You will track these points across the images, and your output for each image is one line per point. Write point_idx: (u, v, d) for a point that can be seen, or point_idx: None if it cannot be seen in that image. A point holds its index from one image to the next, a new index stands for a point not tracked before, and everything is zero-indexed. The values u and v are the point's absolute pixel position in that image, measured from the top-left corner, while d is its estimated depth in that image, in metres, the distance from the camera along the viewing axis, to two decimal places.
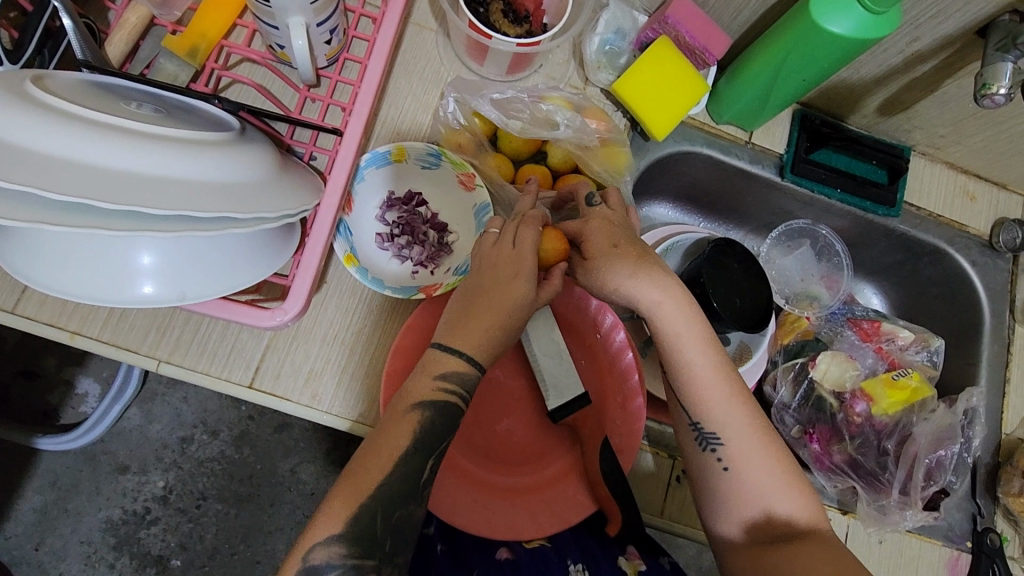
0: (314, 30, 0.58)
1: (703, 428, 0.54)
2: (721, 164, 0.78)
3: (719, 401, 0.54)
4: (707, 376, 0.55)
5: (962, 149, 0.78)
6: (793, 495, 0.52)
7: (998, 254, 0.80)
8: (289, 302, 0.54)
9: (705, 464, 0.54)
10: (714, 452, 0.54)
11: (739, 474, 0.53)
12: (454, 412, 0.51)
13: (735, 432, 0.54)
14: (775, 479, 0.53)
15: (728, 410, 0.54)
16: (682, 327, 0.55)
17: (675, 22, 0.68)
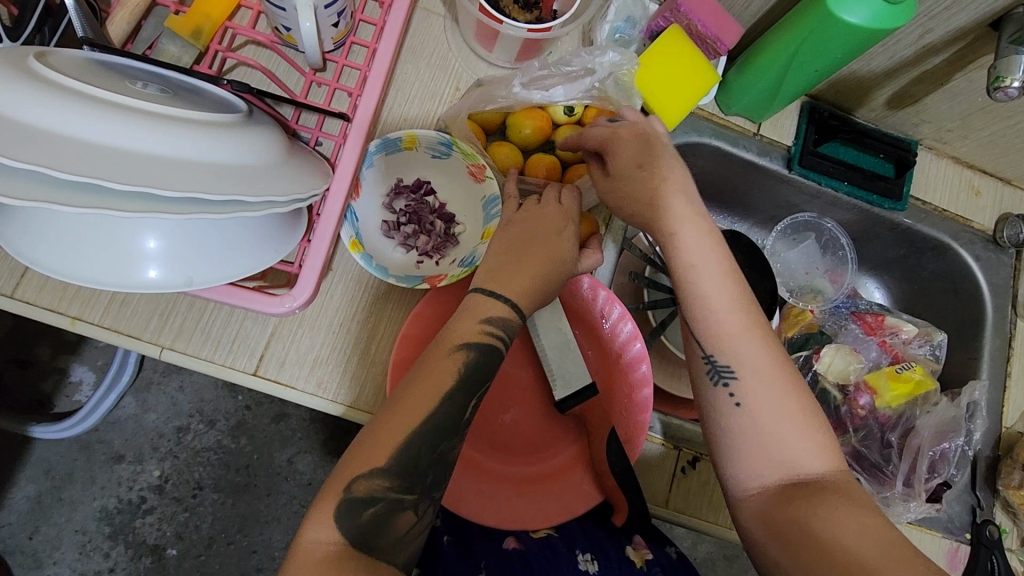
0: (322, 12, 0.57)
1: (716, 360, 0.51)
2: (727, 156, 0.78)
3: (735, 332, 0.51)
4: (723, 303, 0.51)
5: (969, 144, 0.78)
6: (811, 440, 0.48)
7: (1002, 249, 0.80)
8: (297, 289, 0.54)
9: (716, 400, 0.51)
10: (726, 387, 0.50)
11: (752, 412, 0.49)
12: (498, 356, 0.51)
13: (750, 365, 0.50)
14: (793, 420, 0.49)
15: (746, 343, 0.51)
16: (695, 249, 0.52)
17: (688, 10, 0.67)
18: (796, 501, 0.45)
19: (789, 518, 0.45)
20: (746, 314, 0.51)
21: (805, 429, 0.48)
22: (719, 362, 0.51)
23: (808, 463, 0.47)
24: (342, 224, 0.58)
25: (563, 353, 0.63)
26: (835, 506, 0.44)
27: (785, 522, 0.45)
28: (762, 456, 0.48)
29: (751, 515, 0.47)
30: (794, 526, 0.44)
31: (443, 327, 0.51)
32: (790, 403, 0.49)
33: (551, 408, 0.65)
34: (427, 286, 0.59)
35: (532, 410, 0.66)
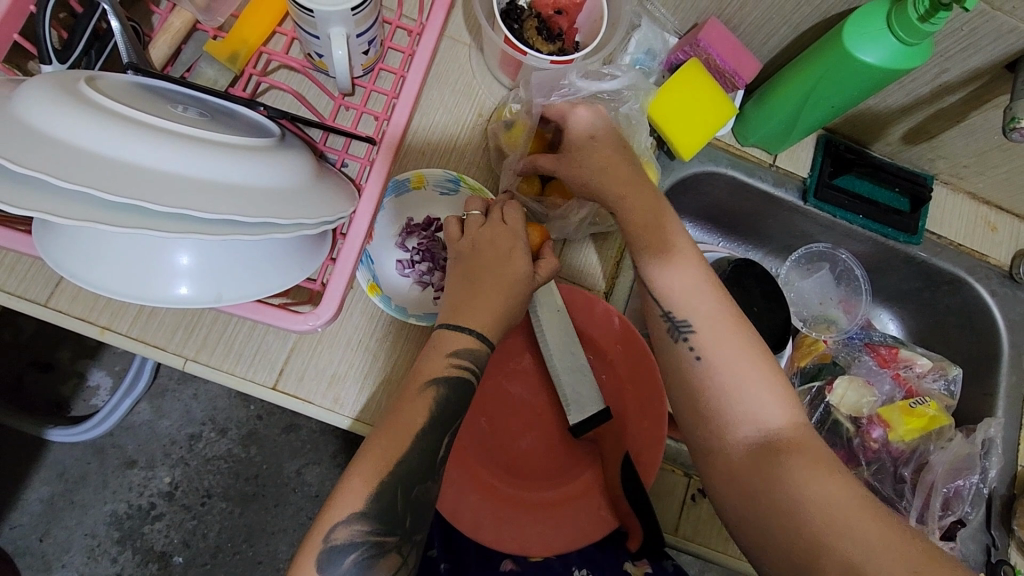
0: (354, 41, 0.59)
1: (674, 316, 0.54)
2: (743, 186, 0.79)
3: (688, 289, 0.54)
4: (674, 262, 0.55)
5: (985, 180, 0.79)
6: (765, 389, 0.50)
7: (1019, 286, 0.80)
8: (321, 308, 0.55)
9: (677, 356, 0.53)
10: (686, 341, 0.53)
11: (711, 363, 0.51)
12: (467, 387, 0.53)
13: (702, 317, 0.53)
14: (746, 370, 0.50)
15: (698, 295, 0.54)
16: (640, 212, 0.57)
17: (707, 45, 0.68)
18: (768, 458, 0.47)
19: (762, 474, 0.47)
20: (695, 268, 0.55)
21: (762, 376, 0.50)
22: (675, 317, 0.54)
23: (772, 416, 0.49)
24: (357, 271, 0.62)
25: (578, 378, 0.63)
26: (802, 459, 0.46)
27: (755, 482, 0.47)
28: (726, 415, 0.50)
29: (718, 474, 0.49)
30: (762, 475, 0.47)
31: (416, 363, 0.53)
32: (744, 346, 0.52)
33: (565, 434, 0.66)
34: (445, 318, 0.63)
35: (546, 434, 0.66)
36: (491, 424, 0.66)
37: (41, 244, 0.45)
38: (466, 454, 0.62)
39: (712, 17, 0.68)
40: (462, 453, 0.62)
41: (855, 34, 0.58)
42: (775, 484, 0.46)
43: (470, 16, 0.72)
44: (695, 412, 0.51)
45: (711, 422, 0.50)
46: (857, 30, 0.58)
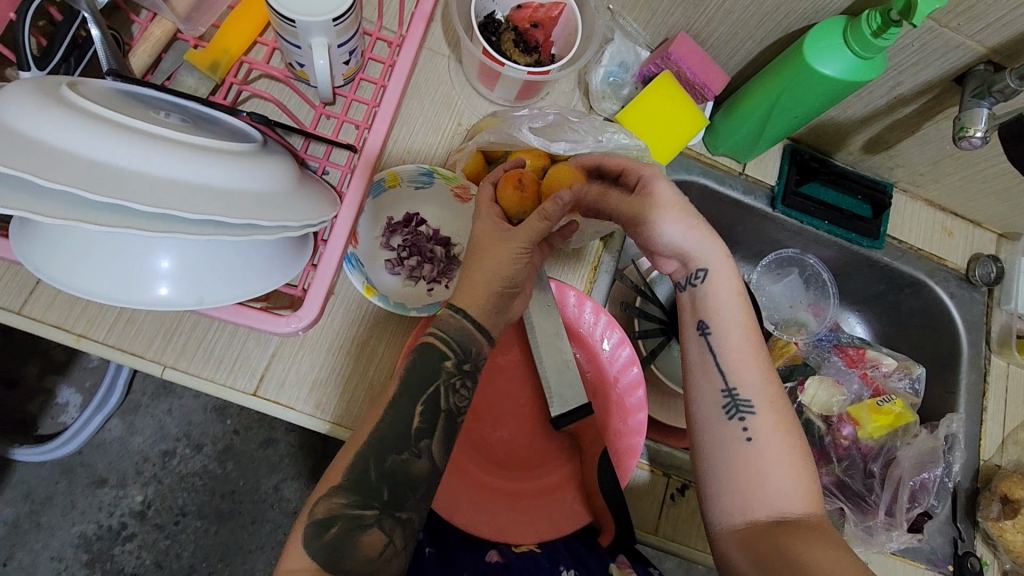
0: (335, 51, 0.61)
1: (736, 393, 0.54)
2: (714, 194, 0.82)
3: (751, 372, 0.54)
4: (743, 347, 0.55)
5: (941, 188, 0.83)
6: (800, 487, 0.50)
7: (975, 287, 0.85)
8: (303, 310, 0.56)
9: (728, 431, 0.53)
10: (741, 420, 0.53)
11: (761, 447, 0.52)
12: (433, 349, 0.53)
13: (765, 402, 0.53)
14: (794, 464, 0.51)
15: (761, 385, 0.54)
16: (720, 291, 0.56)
17: (678, 58, 0.71)
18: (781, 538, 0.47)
19: (770, 551, 0.46)
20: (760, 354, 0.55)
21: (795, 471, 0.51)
22: (737, 396, 0.54)
23: (793, 504, 0.50)
24: (351, 275, 0.61)
25: (562, 369, 0.65)
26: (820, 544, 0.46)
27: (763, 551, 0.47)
28: (761, 490, 0.50)
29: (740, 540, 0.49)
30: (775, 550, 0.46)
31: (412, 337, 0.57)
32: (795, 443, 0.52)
33: (546, 429, 0.67)
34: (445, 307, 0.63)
35: (529, 432, 0.67)
36: (479, 418, 0.67)
37: (19, 248, 0.45)
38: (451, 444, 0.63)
39: (681, 32, 0.71)
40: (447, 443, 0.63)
41: (815, 48, 0.61)
42: (786, 554, 0.45)
43: (448, 29, 0.73)
44: (729, 482, 0.51)
45: (745, 495, 0.50)
46: (816, 44, 0.61)
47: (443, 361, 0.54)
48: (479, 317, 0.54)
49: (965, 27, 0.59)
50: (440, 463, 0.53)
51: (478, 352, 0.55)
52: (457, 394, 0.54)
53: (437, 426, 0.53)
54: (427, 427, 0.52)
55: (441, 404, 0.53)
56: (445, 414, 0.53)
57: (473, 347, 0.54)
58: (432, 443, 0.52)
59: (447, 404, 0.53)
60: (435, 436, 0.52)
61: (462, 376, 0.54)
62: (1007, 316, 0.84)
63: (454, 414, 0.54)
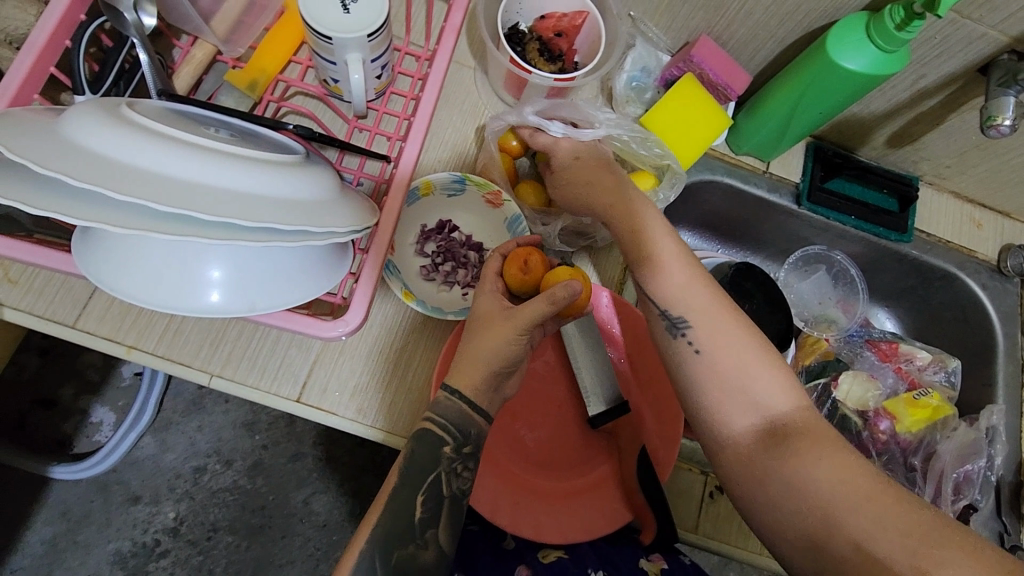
0: (369, 65, 0.63)
1: (669, 314, 0.55)
2: (739, 193, 0.83)
3: (682, 279, 0.56)
4: (669, 263, 0.57)
5: (967, 179, 0.83)
6: (773, 379, 0.51)
7: (1007, 278, 0.84)
8: (349, 314, 0.56)
9: (676, 351, 0.54)
10: (685, 337, 0.54)
11: (710, 356, 0.53)
12: (429, 434, 0.55)
13: (699, 313, 0.54)
14: (755, 359, 0.52)
15: (692, 292, 0.55)
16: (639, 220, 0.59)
17: (700, 60, 0.72)
18: (774, 447, 0.49)
19: (767, 468, 0.48)
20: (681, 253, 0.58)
21: (763, 366, 0.52)
22: (673, 316, 0.55)
23: (772, 401, 0.51)
24: (390, 281, 0.62)
25: (597, 369, 0.65)
26: (808, 446, 0.48)
27: (765, 466, 0.48)
28: (735, 405, 0.51)
29: (734, 459, 0.50)
30: (775, 458, 0.48)
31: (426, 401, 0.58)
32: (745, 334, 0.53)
33: (582, 428, 0.68)
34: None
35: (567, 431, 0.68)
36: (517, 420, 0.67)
37: (81, 260, 0.47)
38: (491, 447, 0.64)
39: (703, 34, 0.72)
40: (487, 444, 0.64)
41: (838, 44, 0.62)
42: (783, 465, 0.48)
43: (473, 41, 0.75)
44: (702, 403, 0.52)
45: (721, 408, 0.51)
46: (839, 40, 0.62)
47: (443, 446, 0.55)
48: (474, 398, 0.54)
49: (988, 17, 0.59)
50: (446, 547, 0.54)
51: (477, 435, 0.56)
52: (460, 478, 0.55)
53: (441, 515, 0.54)
54: (431, 517, 0.54)
55: (442, 491, 0.54)
56: (449, 500, 0.55)
57: (471, 430, 0.55)
58: (438, 533, 0.54)
59: (450, 489, 0.55)
60: (439, 526, 0.54)
61: (462, 459, 0.55)
62: None
63: (457, 498, 0.55)
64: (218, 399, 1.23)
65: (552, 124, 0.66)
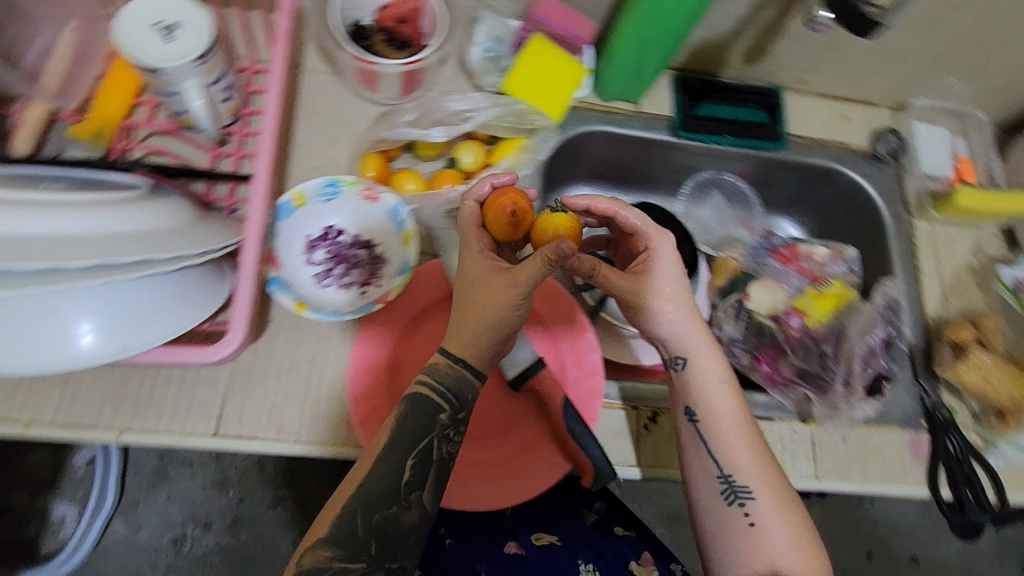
0: (211, 90, 0.63)
1: (733, 480, 0.62)
2: (618, 138, 0.85)
3: (738, 440, 0.63)
4: (732, 429, 0.63)
5: (825, 78, 0.87)
6: (797, 554, 0.60)
7: (884, 162, 0.89)
8: (231, 332, 0.52)
9: (730, 514, 0.62)
10: (741, 505, 0.61)
11: (762, 530, 0.60)
12: (424, 402, 0.55)
13: (759, 482, 0.62)
14: (789, 536, 0.60)
15: (738, 435, 0.63)
16: (712, 391, 0.64)
17: (542, 18, 0.74)
18: None
19: None
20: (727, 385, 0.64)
21: (789, 536, 0.60)
22: (737, 483, 0.62)
23: (791, 560, 0.59)
24: (279, 296, 0.62)
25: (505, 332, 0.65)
26: None
27: None
28: (754, 556, 0.60)
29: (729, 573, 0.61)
30: None
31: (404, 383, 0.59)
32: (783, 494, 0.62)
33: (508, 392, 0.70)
34: (379, 305, 0.65)
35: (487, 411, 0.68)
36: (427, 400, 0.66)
37: None
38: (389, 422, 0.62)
39: None
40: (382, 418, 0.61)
41: None
42: None
43: (322, 45, 0.75)
44: (734, 562, 0.61)
45: (739, 555, 0.61)
46: None
47: (438, 413, 0.55)
48: (477, 366, 0.55)
49: None
50: (430, 509, 0.55)
51: (472, 400, 0.57)
52: (451, 443, 0.56)
53: (428, 478, 0.55)
54: (418, 481, 0.55)
55: (433, 456, 0.55)
56: (438, 465, 0.55)
57: (467, 395, 0.56)
58: (423, 495, 0.55)
59: (439, 454, 0.55)
60: (426, 487, 0.55)
61: (456, 426, 0.56)
62: (923, 179, 0.88)
63: (446, 461, 0.56)
64: (181, 464, 1.20)
65: (400, 129, 0.70)
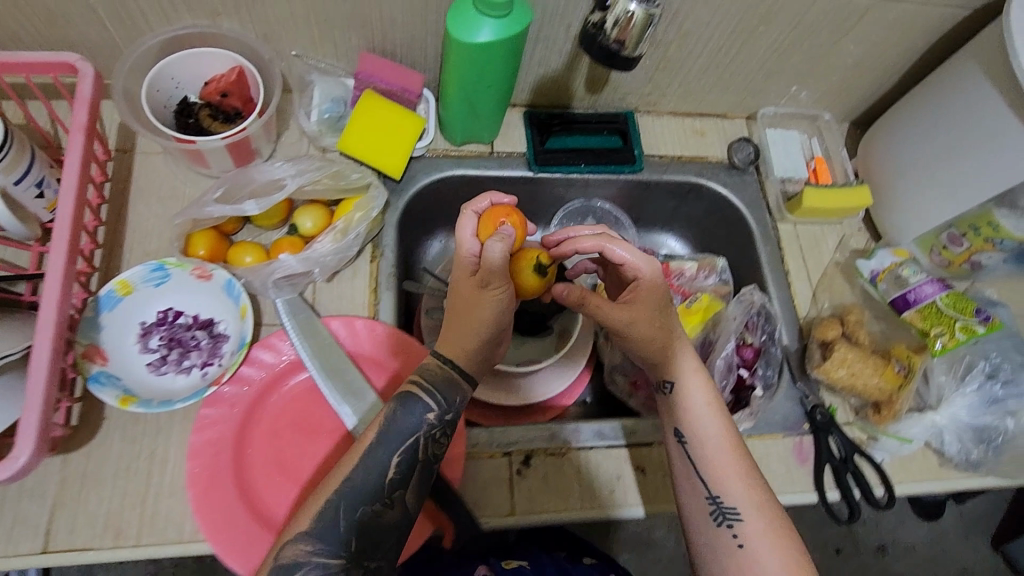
0: (16, 189, 0.61)
1: (719, 500, 0.59)
2: (476, 179, 0.84)
3: (727, 466, 0.60)
4: (720, 453, 0.61)
5: (671, 98, 0.89)
6: None
7: (742, 171, 0.90)
8: (17, 447, 0.50)
9: (717, 539, 0.58)
10: (730, 528, 0.58)
11: (753, 553, 0.57)
12: (414, 403, 0.55)
13: (750, 509, 0.58)
14: (783, 561, 0.56)
15: (727, 457, 0.61)
16: (696, 410, 0.63)
17: (367, 75, 0.73)
18: None
19: None
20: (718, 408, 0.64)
21: (783, 563, 0.56)
22: (724, 504, 0.59)
23: None
24: (101, 394, 0.59)
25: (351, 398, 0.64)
26: None
27: None
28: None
29: None
30: None
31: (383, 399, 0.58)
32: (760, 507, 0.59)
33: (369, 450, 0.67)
34: (215, 388, 0.62)
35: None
36: (280, 479, 0.62)
37: None
38: (227, 498, 0.59)
39: (363, 51, 0.74)
40: (219, 508, 0.59)
41: (458, 26, 0.64)
42: None
43: None
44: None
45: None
46: (458, 22, 0.64)
47: (426, 413, 0.55)
48: (465, 368, 0.57)
49: None
50: (411, 509, 0.54)
51: (460, 403, 0.57)
52: (436, 445, 0.56)
53: (412, 476, 0.54)
54: (402, 479, 0.54)
55: (419, 454, 0.54)
56: (422, 465, 0.55)
57: (456, 399, 0.56)
58: (405, 493, 0.54)
59: (424, 454, 0.55)
60: (409, 486, 0.54)
61: (444, 427, 0.56)
62: (779, 184, 0.89)
63: (431, 463, 0.55)
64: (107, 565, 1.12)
65: (208, 205, 0.65)
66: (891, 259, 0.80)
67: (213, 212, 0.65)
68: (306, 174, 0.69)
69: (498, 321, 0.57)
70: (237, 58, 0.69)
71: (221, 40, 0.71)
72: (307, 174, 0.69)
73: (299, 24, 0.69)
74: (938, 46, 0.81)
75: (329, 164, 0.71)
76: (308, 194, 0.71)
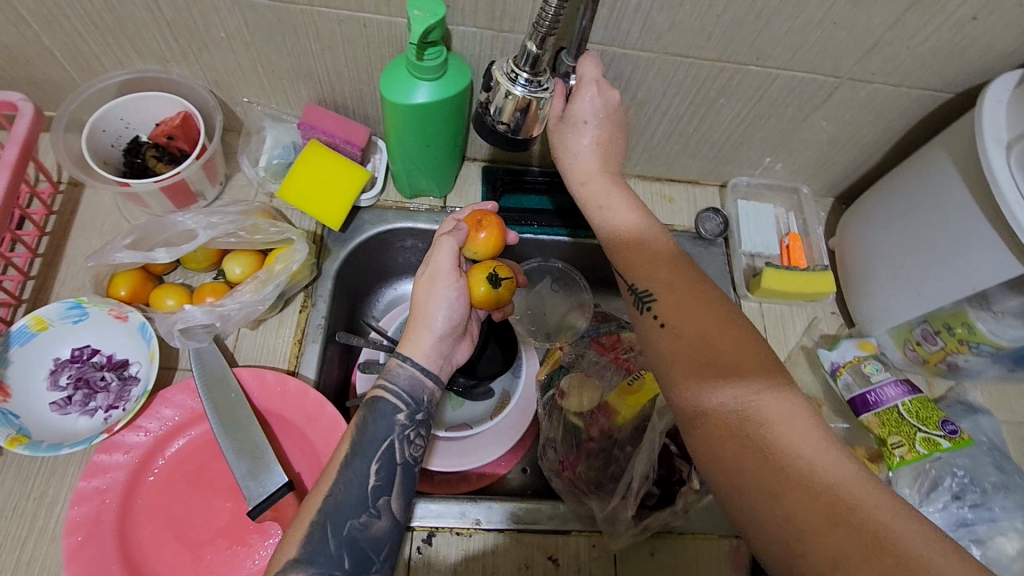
0: None
1: (639, 291, 0.57)
2: (424, 233, 0.81)
3: (648, 260, 0.58)
4: (641, 255, 0.59)
5: (638, 162, 0.85)
6: (757, 366, 0.49)
7: (710, 242, 0.85)
8: None
9: (645, 327, 0.56)
10: (650, 311, 0.56)
11: (677, 323, 0.54)
12: (382, 405, 0.56)
13: (666, 287, 0.56)
14: (745, 353, 0.50)
15: (668, 278, 0.56)
16: (605, 195, 0.63)
17: (309, 126, 0.73)
18: (750, 415, 0.47)
19: (742, 442, 0.46)
20: (683, 277, 0.57)
21: (732, 337, 0.51)
22: (638, 291, 0.57)
23: (756, 382, 0.48)
24: None
25: (243, 457, 0.62)
26: (785, 430, 0.46)
27: (736, 441, 0.47)
28: (702, 375, 0.50)
29: (709, 438, 0.48)
30: (757, 439, 0.46)
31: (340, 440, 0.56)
32: (792, 408, 0.47)
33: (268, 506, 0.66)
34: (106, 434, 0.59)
35: (239, 547, 0.62)
36: (168, 537, 0.61)
37: None
38: (105, 557, 0.57)
39: (310, 103, 0.74)
40: (96, 568, 0.56)
41: (389, 86, 0.63)
42: (759, 437, 0.46)
43: None
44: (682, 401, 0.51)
45: (692, 387, 0.50)
46: (390, 84, 0.63)
47: (396, 414, 0.56)
48: (425, 363, 0.59)
49: (517, 26, 0.61)
50: (399, 517, 0.54)
51: (428, 402, 0.59)
52: (412, 445, 0.57)
53: (394, 482, 0.55)
54: (385, 485, 0.54)
55: (396, 459, 0.55)
56: (402, 466, 0.55)
57: (424, 396, 0.58)
58: (390, 500, 0.54)
59: (403, 456, 0.56)
60: (393, 493, 0.54)
61: (415, 426, 0.57)
62: (745, 259, 0.84)
63: (410, 464, 0.56)
64: None
65: (118, 251, 0.65)
66: (855, 352, 0.75)
67: (124, 257, 0.65)
68: (229, 221, 0.68)
69: (462, 309, 0.61)
70: (185, 105, 0.71)
71: (174, 85, 0.72)
72: (232, 221, 0.68)
73: (247, 74, 0.70)
74: (919, 127, 0.75)
75: (257, 207, 0.71)
76: (227, 245, 0.69)
